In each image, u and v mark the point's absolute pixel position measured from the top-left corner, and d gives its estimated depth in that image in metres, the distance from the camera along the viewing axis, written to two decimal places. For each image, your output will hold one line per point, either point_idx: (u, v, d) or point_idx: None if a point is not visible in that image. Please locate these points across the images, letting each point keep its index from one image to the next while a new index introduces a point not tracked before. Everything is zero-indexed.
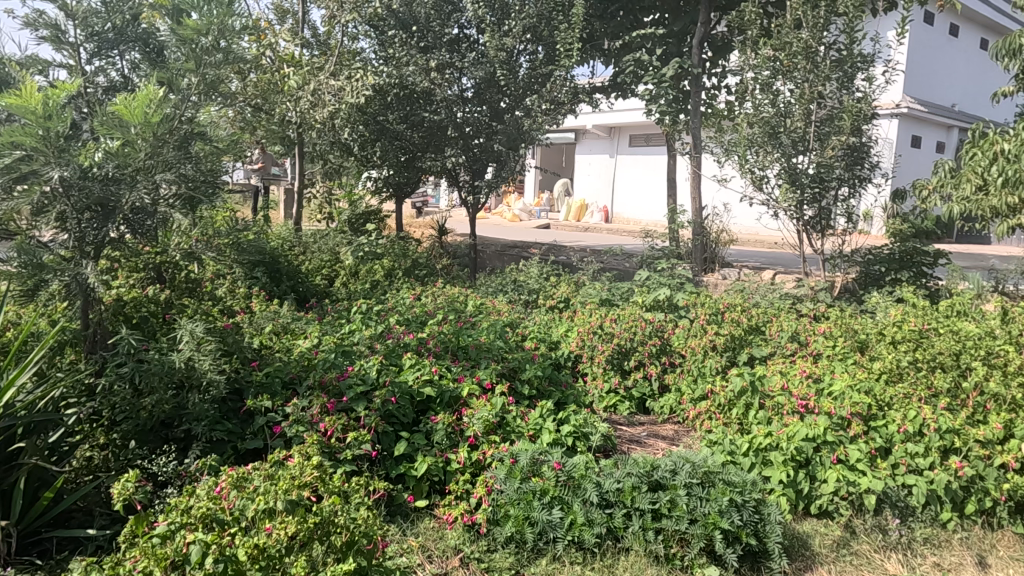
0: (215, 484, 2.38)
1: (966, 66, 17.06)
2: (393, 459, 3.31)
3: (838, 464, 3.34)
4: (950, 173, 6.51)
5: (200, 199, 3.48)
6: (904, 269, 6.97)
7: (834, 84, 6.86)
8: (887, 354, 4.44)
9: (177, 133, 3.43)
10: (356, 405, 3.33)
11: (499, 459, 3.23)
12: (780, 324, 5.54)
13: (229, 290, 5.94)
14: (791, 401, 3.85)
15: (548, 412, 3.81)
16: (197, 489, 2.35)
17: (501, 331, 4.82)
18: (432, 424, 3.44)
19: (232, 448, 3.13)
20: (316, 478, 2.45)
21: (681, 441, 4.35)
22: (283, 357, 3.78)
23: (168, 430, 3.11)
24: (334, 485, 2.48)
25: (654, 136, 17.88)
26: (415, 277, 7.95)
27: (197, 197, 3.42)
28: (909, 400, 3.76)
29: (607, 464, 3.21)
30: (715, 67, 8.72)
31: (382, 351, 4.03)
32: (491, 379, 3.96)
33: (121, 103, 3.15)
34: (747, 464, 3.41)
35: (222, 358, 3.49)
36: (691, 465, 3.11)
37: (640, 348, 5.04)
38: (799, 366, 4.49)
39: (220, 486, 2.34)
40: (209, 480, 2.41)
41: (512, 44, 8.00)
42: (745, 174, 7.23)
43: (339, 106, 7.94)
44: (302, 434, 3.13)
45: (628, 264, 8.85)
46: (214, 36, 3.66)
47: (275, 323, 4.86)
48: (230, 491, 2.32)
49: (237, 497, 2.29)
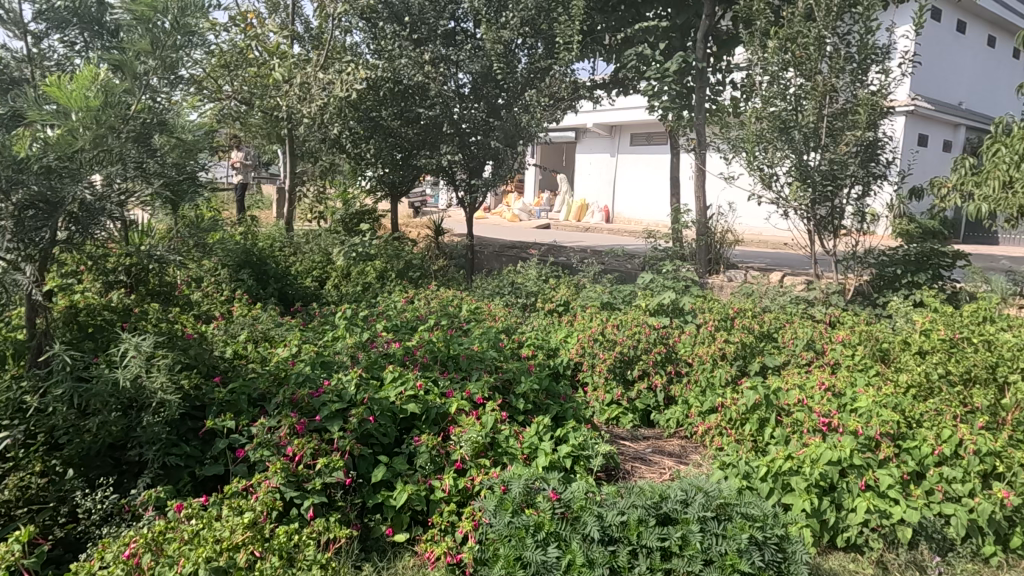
0: (126, 543, 2.17)
1: (972, 64, 16.69)
2: (370, 487, 2.95)
3: (867, 491, 3.00)
4: (971, 171, 6.17)
5: (184, 195, 3.35)
6: (921, 271, 6.59)
7: (847, 77, 6.50)
8: (914, 365, 4.07)
9: (136, 123, 3.16)
10: (329, 425, 2.99)
11: (488, 487, 2.90)
12: (794, 330, 5.19)
13: (207, 295, 5.61)
14: (811, 419, 3.50)
15: (545, 431, 3.47)
16: (109, 549, 2.15)
17: (494, 340, 4.48)
18: (415, 446, 3.10)
19: (188, 475, 2.78)
20: (251, 537, 2.23)
21: (688, 459, 4.02)
22: (254, 370, 3.45)
23: (118, 454, 2.78)
24: (275, 542, 2.24)
25: (655, 135, 17.51)
26: (409, 279, 7.60)
27: (181, 195, 3.30)
28: (942, 418, 3.42)
29: (610, 493, 2.88)
30: (720, 62, 8.28)
31: (362, 364, 3.69)
32: (482, 393, 3.62)
33: (54, 82, 2.88)
34: (765, 491, 3.07)
35: (181, 372, 3.12)
36: (704, 495, 2.78)
37: (643, 356, 4.71)
38: (817, 379, 4.15)
39: (131, 548, 2.13)
40: (122, 537, 2.20)
41: (510, 36, 7.65)
42: (753, 172, 6.87)
43: (328, 100, 7.57)
44: (266, 460, 2.79)
45: (629, 266, 8.51)
46: (173, 15, 3.34)
47: (251, 330, 4.52)
48: (144, 554, 2.12)
49: (151, 561, 2.10)
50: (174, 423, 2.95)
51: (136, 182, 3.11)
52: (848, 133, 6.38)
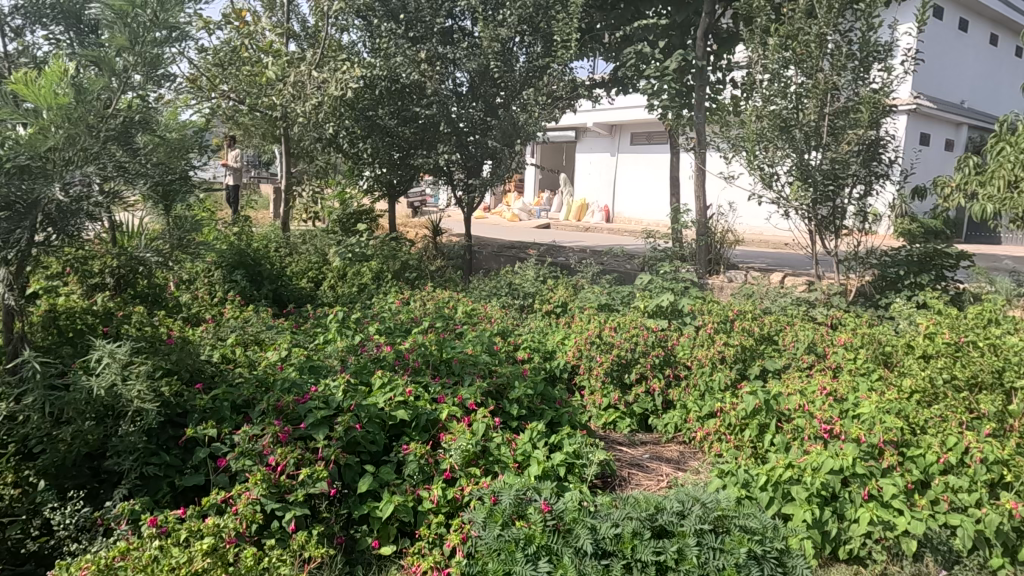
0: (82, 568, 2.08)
1: (975, 62, 16.57)
2: (356, 497, 2.86)
3: (870, 502, 2.91)
4: (975, 170, 6.06)
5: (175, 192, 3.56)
6: (924, 272, 6.48)
7: (849, 75, 6.41)
8: (919, 369, 3.96)
9: (115, 120, 3.11)
10: (314, 433, 2.89)
11: (478, 498, 2.81)
12: (794, 333, 5.09)
13: (197, 298, 5.51)
14: (813, 425, 3.41)
15: (538, 437, 3.38)
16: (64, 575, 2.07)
17: (489, 344, 4.38)
18: (403, 454, 3.01)
19: (168, 485, 2.68)
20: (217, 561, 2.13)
21: (686, 466, 3.93)
22: (240, 374, 3.36)
23: (94, 464, 2.68)
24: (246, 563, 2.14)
25: (655, 134, 17.41)
26: (405, 280, 7.50)
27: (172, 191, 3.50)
28: (948, 424, 3.32)
29: (604, 504, 2.78)
30: (720, 60, 8.17)
31: (351, 369, 3.60)
32: (474, 399, 3.52)
33: (20, 78, 2.78)
34: (765, 501, 2.98)
35: (162, 378, 3.02)
36: (701, 506, 2.70)
37: (641, 359, 4.60)
38: (818, 383, 4.05)
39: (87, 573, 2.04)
40: (79, 561, 2.11)
41: (507, 35, 7.54)
42: (753, 171, 6.76)
43: (323, 99, 7.44)
44: (248, 470, 2.69)
45: (629, 266, 8.42)
46: (152, 9, 3.21)
47: (240, 333, 4.42)
48: None
49: None
50: (153, 432, 2.85)
51: (116, 181, 3.08)
52: (850, 132, 6.27)
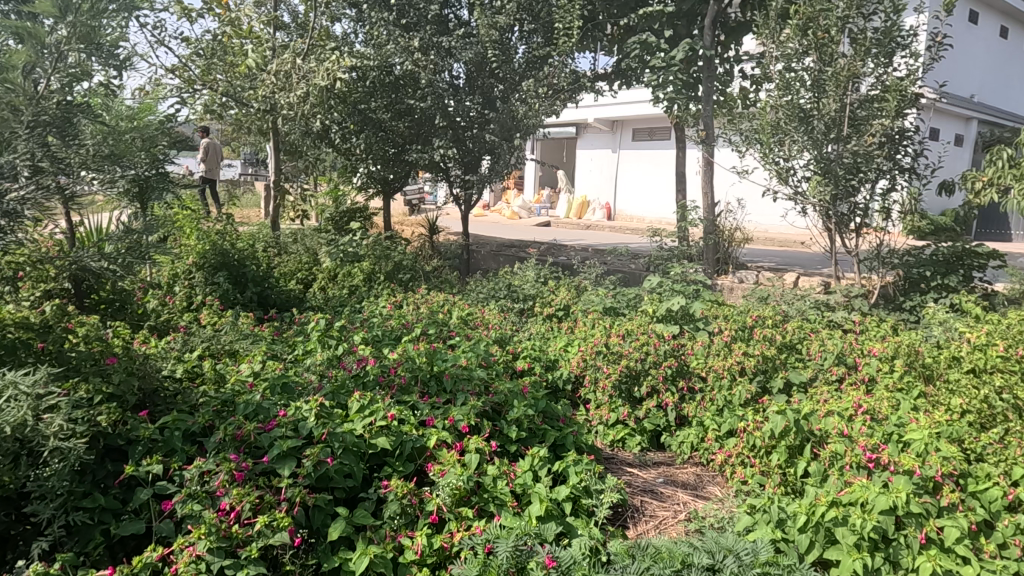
0: None
1: (986, 55, 16.17)
2: (327, 545, 2.44)
3: (928, 546, 2.49)
4: (1009, 163, 5.62)
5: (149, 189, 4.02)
6: (952, 273, 5.96)
7: (872, 62, 5.94)
8: (969, 386, 3.54)
9: (54, 103, 2.90)
10: (279, 468, 2.47)
11: (470, 547, 2.40)
12: (820, 341, 4.65)
13: (166, 303, 5.03)
14: (854, 453, 2.99)
15: (540, 466, 2.96)
16: None
17: (485, 356, 3.94)
18: (382, 493, 2.59)
19: (101, 534, 2.26)
20: None
21: (706, 493, 3.50)
22: (203, 395, 2.93)
23: (10, 511, 2.24)
24: None
25: (659, 129, 16.99)
26: (398, 281, 7.00)
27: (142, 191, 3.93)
28: (1011, 453, 2.93)
29: (619, 555, 2.37)
30: (729, 51, 7.76)
31: (327, 388, 3.17)
32: (467, 421, 3.09)
33: None
34: (802, 545, 2.56)
35: (97, 406, 2.57)
36: (736, 561, 2.31)
37: (652, 370, 4.17)
38: (854, 400, 3.61)
39: None
40: None
41: (505, 22, 7.11)
42: (769, 165, 6.35)
43: (308, 89, 6.88)
44: (196, 517, 2.26)
45: (634, 266, 7.96)
46: None
47: (211, 343, 3.98)
48: None
49: None
50: (87, 467, 2.42)
51: (43, 164, 2.81)
52: (875, 123, 5.84)
